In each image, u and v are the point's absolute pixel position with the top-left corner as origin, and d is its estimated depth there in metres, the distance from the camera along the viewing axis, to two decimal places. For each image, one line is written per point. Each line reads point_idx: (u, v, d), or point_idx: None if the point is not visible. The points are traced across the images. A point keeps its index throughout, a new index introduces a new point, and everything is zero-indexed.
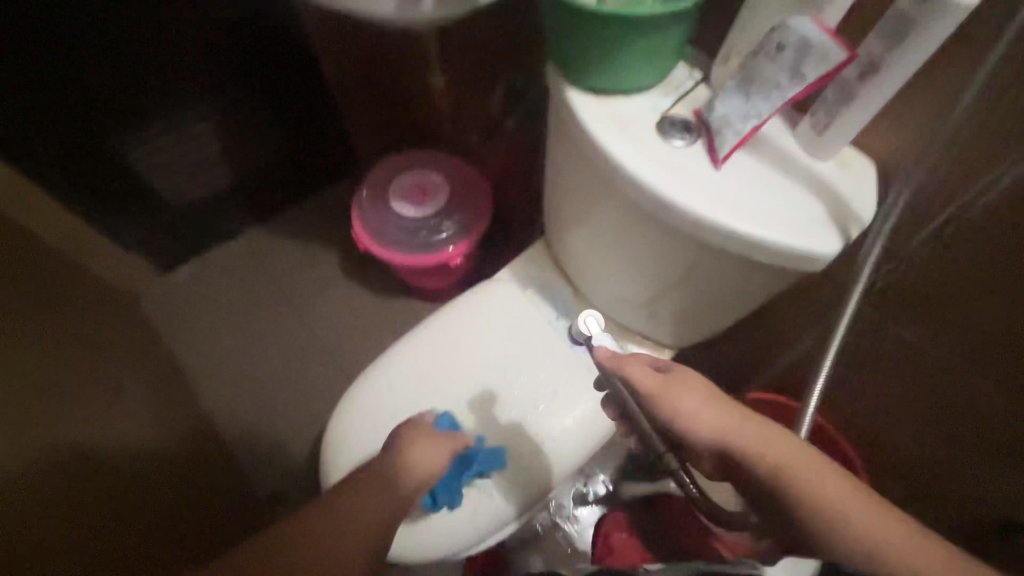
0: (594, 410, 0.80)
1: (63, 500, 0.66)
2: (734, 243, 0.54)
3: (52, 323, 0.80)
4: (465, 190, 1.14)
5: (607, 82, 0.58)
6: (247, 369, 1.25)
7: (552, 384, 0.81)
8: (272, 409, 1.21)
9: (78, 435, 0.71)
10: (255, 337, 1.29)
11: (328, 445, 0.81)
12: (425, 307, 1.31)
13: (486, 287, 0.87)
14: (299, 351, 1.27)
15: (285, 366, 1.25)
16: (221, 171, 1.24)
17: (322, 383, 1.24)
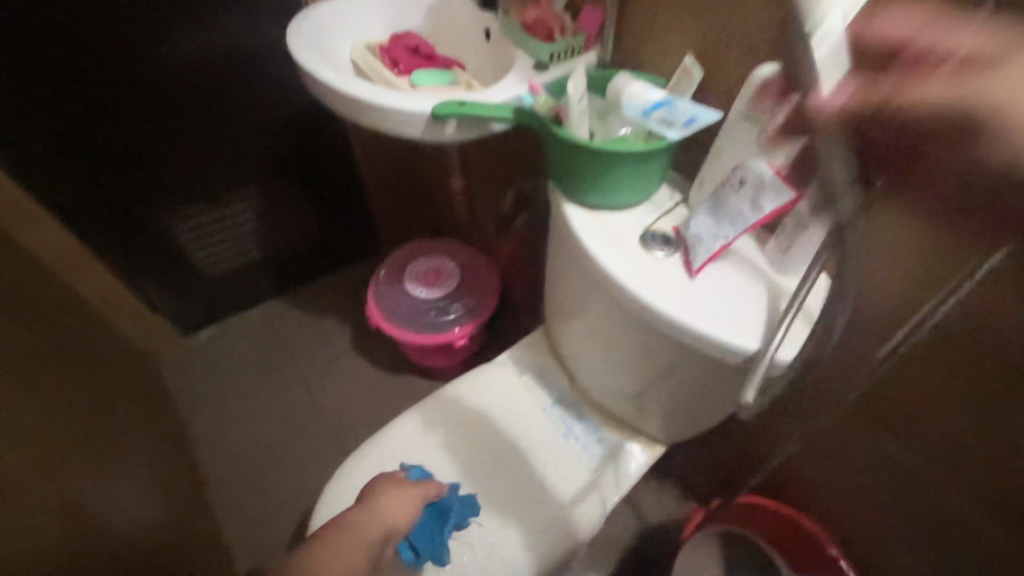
0: (583, 499, 0.81)
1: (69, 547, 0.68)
2: (709, 346, 0.59)
3: (67, 387, 0.86)
4: (475, 276, 1.22)
5: (597, 199, 0.66)
6: (249, 436, 1.28)
7: (543, 472, 0.82)
8: (266, 481, 1.22)
9: (84, 490, 0.75)
10: (262, 405, 1.33)
11: (314, 514, 0.81)
12: (427, 385, 1.35)
13: (486, 369, 0.92)
14: (301, 421, 1.30)
15: (286, 435, 1.28)
16: (254, 247, 1.34)
17: (319, 454, 1.26)
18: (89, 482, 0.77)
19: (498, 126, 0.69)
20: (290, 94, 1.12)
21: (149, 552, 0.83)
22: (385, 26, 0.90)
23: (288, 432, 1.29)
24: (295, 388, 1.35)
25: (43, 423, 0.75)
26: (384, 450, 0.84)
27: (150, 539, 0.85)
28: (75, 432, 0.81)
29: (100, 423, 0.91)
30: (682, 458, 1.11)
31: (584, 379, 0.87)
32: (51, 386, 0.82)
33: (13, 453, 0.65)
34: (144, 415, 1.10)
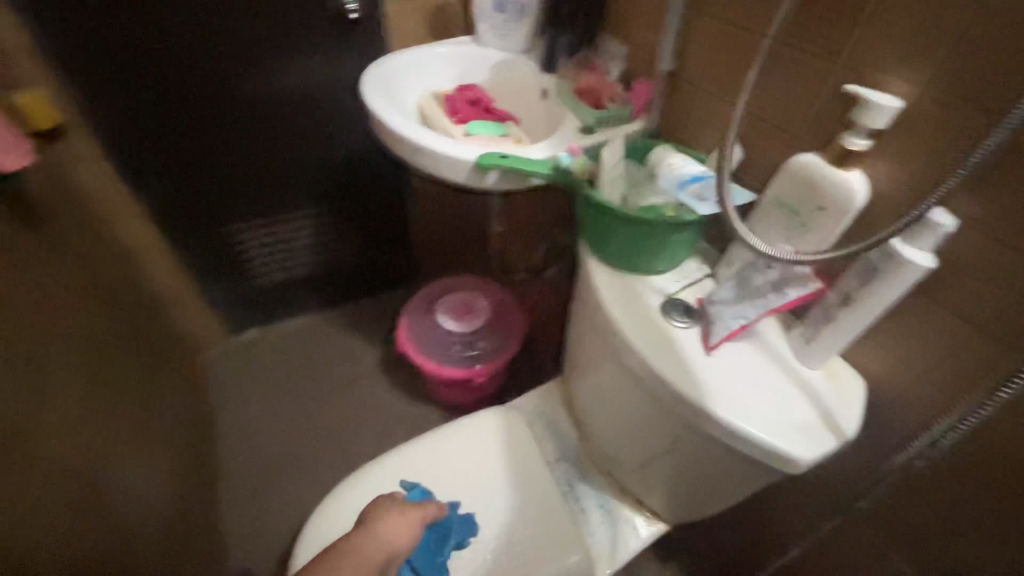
0: (572, 566, 0.77)
1: (86, 517, 0.72)
2: (717, 426, 0.56)
3: (114, 364, 0.94)
4: (505, 317, 1.25)
5: (622, 262, 0.67)
6: (267, 437, 1.33)
7: (535, 528, 0.80)
8: (274, 485, 1.25)
9: (108, 464, 0.81)
10: (285, 409, 1.38)
11: (308, 525, 0.81)
12: (443, 417, 1.36)
13: (495, 412, 0.92)
14: (317, 432, 1.34)
15: (300, 443, 1.32)
16: (307, 261, 1.44)
17: (326, 468, 1.28)
18: (114, 457, 0.83)
19: (537, 180, 0.72)
20: (362, 128, 1.22)
21: (152, 536, 0.87)
22: (454, 78, 0.98)
23: (302, 441, 1.33)
24: (318, 399, 1.40)
25: (87, 398, 0.82)
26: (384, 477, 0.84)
27: (155, 521, 0.89)
28: (111, 407, 0.88)
29: (138, 405, 0.98)
30: (688, 541, 1.04)
31: (592, 438, 0.86)
32: (99, 362, 0.90)
33: (56, 419, 0.71)
34: (178, 401, 1.18)
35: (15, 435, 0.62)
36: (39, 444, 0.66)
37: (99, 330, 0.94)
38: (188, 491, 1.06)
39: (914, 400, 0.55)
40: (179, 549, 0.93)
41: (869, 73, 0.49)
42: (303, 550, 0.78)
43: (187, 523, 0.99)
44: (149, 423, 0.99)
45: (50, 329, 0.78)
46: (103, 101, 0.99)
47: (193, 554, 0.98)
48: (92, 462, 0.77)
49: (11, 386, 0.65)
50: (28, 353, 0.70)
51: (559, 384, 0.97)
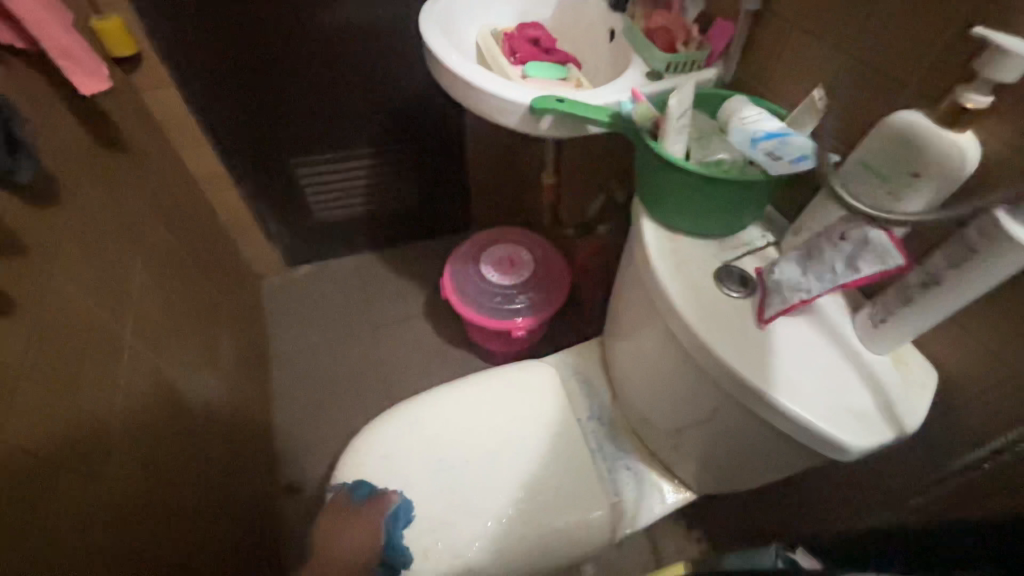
0: (594, 520, 0.79)
1: (153, 413, 0.79)
2: (761, 404, 0.53)
3: (184, 285, 1.01)
4: (550, 273, 1.24)
5: (679, 223, 0.63)
6: (317, 367, 1.41)
7: (561, 480, 0.81)
8: (321, 409, 1.34)
9: (172, 372, 0.88)
10: (335, 342, 1.46)
11: (348, 451, 0.87)
12: (482, 364, 1.39)
13: (530, 366, 0.92)
14: (361, 367, 1.41)
15: (345, 376, 1.40)
16: (360, 201, 1.46)
17: (369, 401, 1.35)
18: (178, 367, 0.90)
19: (594, 129, 0.68)
20: (419, 67, 1.19)
21: (210, 440, 0.95)
22: (515, 16, 0.92)
23: (348, 374, 1.40)
24: (364, 337, 1.46)
25: (161, 316, 0.90)
26: (419, 416, 0.88)
27: (218, 430, 0.99)
28: (182, 324, 0.96)
29: (205, 326, 1.07)
30: (716, 513, 1.03)
31: (627, 401, 0.85)
32: (173, 283, 0.98)
33: (130, 335, 0.79)
34: (240, 327, 1.27)
35: (93, 346, 0.69)
36: (115, 354, 0.74)
37: (173, 254, 1.01)
38: (243, 406, 1.14)
39: (992, 398, 0.50)
40: (233, 455, 1.02)
41: (1006, 17, 0.41)
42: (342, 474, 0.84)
43: (240, 434, 1.07)
44: (212, 345, 1.07)
45: (130, 251, 0.85)
46: (171, 30, 1.01)
47: (246, 461, 1.07)
48: (158, 368, 0.84)
49: (90, 303, 0.72)
50: (106, 273, 0.77)
51: (599, 344, 0.96)
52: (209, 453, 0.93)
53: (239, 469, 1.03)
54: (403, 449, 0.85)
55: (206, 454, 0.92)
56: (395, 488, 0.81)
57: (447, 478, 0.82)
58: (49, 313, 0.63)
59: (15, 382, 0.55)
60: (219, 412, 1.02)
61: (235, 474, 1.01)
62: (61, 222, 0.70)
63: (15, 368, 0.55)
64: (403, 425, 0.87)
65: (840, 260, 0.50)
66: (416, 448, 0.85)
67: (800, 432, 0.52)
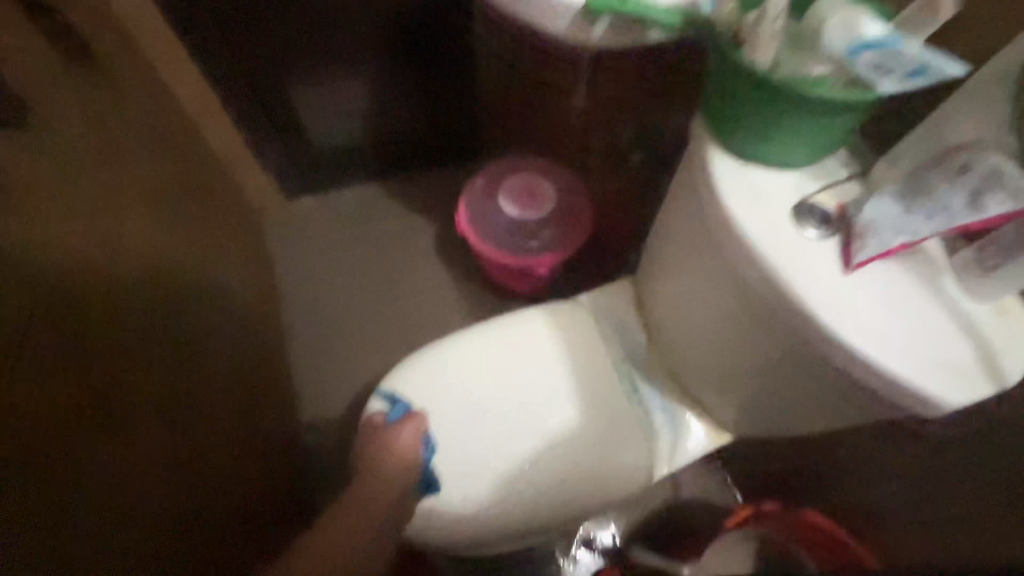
0: (631, 463, 0.78)
1: (159, 350, 0.73)
2: (845, 359, 0.49)
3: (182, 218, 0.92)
4: (572, 206, 1.15)
5: (754, 150, 0.55)
6: (328, 305, 1.36)
7: (596, 424, 0.79)
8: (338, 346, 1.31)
9: (180, 307, 0.81)
10: (345, 279, 1.39)
11: (374, 397, 0.83)
12: (499, 301, 1.35)
13: (564, 310, 0.87)
14: (374, 307, 1.36)
15: (357, 314, 1.35)
16: (364, 125, 1.32)
17: (383, 341, 1.32)
18: (185, 302, 0.84)
19: (658, 36, 0.59)
20: None
21: (223, 377, 0.90)
22: None
23: (360, 312, 1.35)
24: (373, 275, 1.39)
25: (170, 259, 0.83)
26: (449, 357, 0.84)
27: (231, 371, 0.94)
28: (186, 257, 0.88)
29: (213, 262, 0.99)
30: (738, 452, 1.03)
31: (665, 344, 0.81)
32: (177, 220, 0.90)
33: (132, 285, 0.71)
34: (244, 267, 1.20)
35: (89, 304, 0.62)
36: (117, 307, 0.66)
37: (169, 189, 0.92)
38: (255, 345, 1.10)
39: None
40: (248, 393, 0.98)
41: None
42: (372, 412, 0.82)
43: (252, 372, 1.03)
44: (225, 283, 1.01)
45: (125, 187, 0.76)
46: None
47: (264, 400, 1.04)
48: (163, 301, 0.77)
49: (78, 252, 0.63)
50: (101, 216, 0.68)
51: (632, 283, 0.90)
52: (225, 391, 0.89)
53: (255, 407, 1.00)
54: (433, 388, 0.82)
55: (221, 392, 0.88)
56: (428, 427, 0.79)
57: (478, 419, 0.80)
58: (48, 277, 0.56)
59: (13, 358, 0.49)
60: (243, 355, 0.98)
61: (252, 412, 0.98)
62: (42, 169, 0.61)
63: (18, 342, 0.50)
64: (432, 365, 0.84)
65: (956, 196, 0.44)
66: (446, 389, 0.82)
67: (888, 390, 0.48)
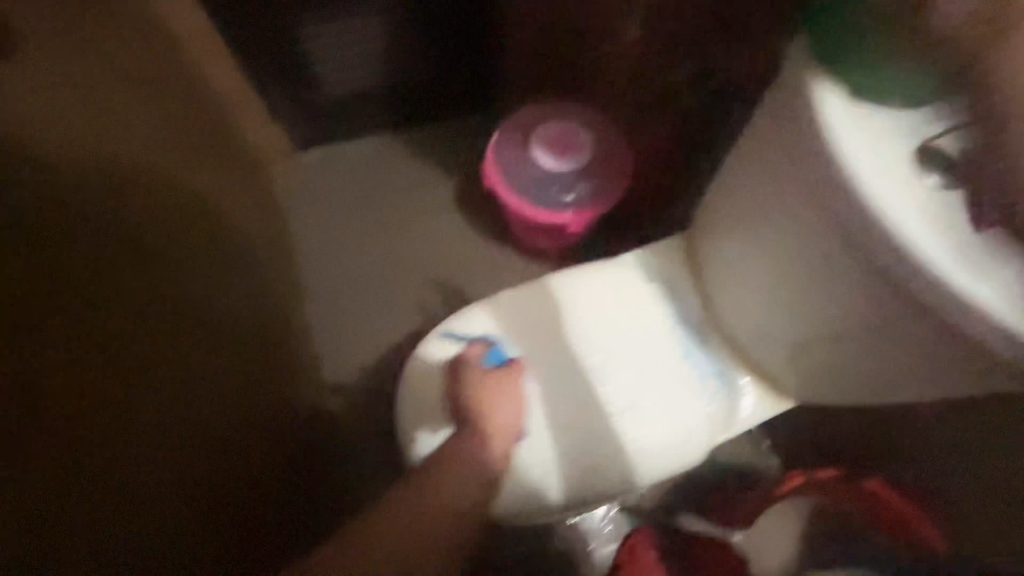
0: (690, 433, 0.76)
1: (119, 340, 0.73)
2: (973, 325, 0.44)
3: None
4: (609, 157, 1.07)
5: (871, 79, 0.46)
6: (347, 265, 1.29)
7: (654, 395, 0.76)
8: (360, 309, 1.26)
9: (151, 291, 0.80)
10: (363, 238, 1.31)
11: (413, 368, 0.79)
12: (529, 261, 1.28)
13: (629, 264, 0.82)
14: (396, 268, 1.29)
15: (380, 277, 1.28)
16: (377, 67, 1.19)
17: (407, 305, 1.27)
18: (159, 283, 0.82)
19: None
20: None
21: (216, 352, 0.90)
22: None
23: (383, 275, 1.29)
24: (395, 234, 1.31)
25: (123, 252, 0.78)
26: (513, 308, 0.81)
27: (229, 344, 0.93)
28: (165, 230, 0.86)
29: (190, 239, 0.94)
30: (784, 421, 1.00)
31: (725, 308, 0.76)
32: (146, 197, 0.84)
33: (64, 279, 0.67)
34: (257, 235, 1.16)
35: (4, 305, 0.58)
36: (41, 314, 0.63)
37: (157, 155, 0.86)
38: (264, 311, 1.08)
39: None
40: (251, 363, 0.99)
41: None
42: (433, 364, 0.79)
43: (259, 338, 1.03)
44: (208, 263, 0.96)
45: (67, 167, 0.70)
46: None
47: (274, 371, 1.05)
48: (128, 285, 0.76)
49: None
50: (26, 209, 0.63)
51: (688, 241, 0.82)
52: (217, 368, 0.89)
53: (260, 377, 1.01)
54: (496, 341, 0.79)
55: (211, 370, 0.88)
56: (495, 383, 0.76)
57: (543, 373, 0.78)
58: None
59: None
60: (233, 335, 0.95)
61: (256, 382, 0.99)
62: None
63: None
64: (493, 317, 0.80)
65: None
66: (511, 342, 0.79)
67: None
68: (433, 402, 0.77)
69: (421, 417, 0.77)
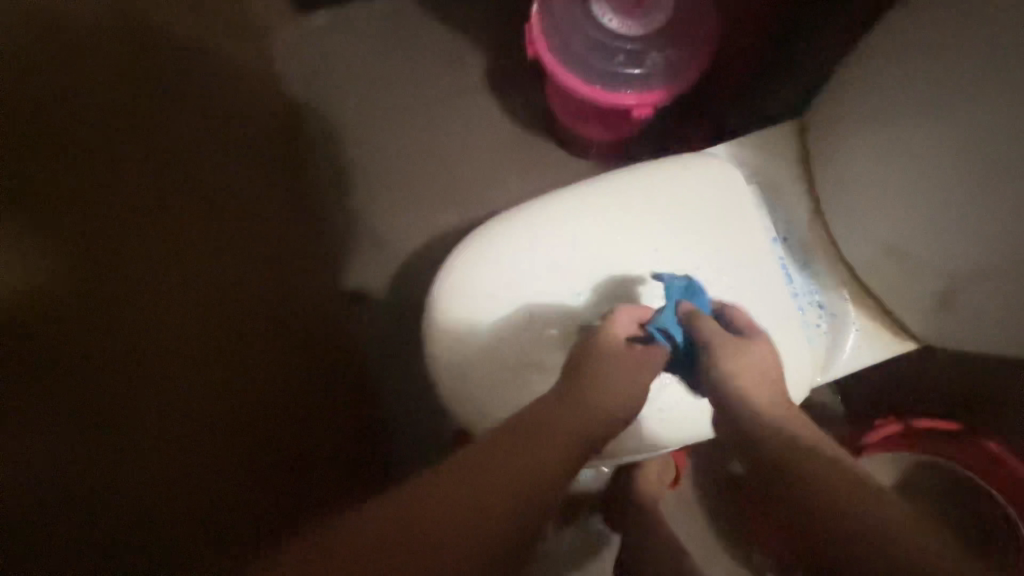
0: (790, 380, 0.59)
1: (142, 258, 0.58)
2: None
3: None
4: (687, 19, 0.83)
5: None
6: (360, 157, 1.03)
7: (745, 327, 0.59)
8: (374, 213, 1.01)
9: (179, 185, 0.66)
10: (377, 123, 1.05)
11: (442, 283, 0.62)
12: (585, 159, 1.01)
13: (714, 159, 0.63)
14: (410, 167, 1.03)
15: (389, 178, 1.02)
16: None
17: (419, 215, 1.01)
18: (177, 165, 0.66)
19: None
20: None
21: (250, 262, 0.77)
22: None
23: (392, 175, 1.02)
24: (411, 122, 1.04)
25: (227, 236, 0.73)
26: (572, 221, 0.62)
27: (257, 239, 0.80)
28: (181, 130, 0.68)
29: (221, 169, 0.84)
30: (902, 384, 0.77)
31: (852, 217, 0.58)
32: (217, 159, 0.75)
33: (180, 278, 0.62)
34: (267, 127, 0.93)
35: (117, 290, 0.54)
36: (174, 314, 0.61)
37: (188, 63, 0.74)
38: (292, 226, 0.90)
39: None
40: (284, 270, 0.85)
41: None
42: (471, 295, 0.61)
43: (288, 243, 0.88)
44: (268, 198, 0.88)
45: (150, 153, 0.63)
46: None
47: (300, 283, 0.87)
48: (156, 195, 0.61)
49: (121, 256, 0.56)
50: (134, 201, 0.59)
51: (818, 126, 0.60)
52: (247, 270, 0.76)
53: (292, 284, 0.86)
54: (552, 263, 0.61)
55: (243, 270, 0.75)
56: (568, 309, 0.61)
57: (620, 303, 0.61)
58: (34, 180, 0.47)
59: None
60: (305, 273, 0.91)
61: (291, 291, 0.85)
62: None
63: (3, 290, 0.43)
64: (547, 233, 0.62)
65: None
66: (577, 264, 0.61)
67: None
68: (491, 341, 0.60)
69: (471, 359, 0.60)
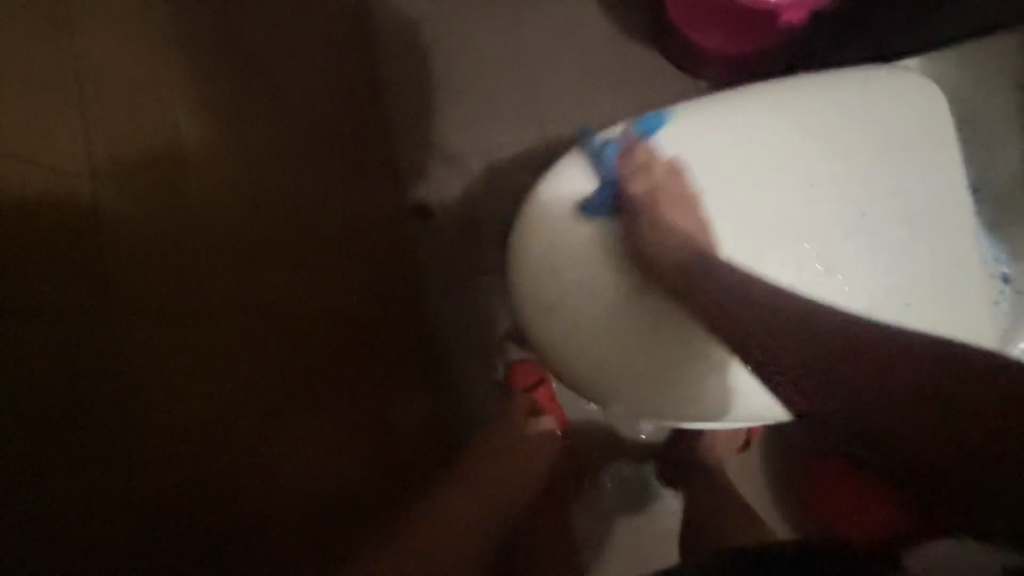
0: None
1: (247, 300, 0.52)
2: None
3: None
4: None
5: None
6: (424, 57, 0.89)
7: (908, 294, 0.49)
8: (436, 122, 0.89)
9: (325, 193, 0.69)
10: (447, 16, 0.89)
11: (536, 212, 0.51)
12: (688, 79, 0.85)
13: (905, 81, 0.50)
14: (487, 72, 0.89)
15: (459, 85, 0.89)
16: None
17: (487, 131, 0.89)
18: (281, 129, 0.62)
19: None
20: None
21: (355, 238, 0.74)
22: None
23: (463, 82, 0.89)
24: (492, 18, 0.89)
25: (313, 192, 0.67)
26: (646, 150, 0.51)
27: (365, 221, 0.77)
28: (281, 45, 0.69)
29: (286, 157, 0.62)
30: None
31: None
32: (309, 115, 0.69)
33: (321, 277, 0.65)
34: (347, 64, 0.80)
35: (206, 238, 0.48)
36: (261, 278, 0.55)
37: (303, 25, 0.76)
38: (369, 178, 0.80)
39: None
40: (377, 253, 0.78)
41: None
42: (570, 217, 0.51)
43: (381, 216, 0.81)
44: (346, 136, 0.77)
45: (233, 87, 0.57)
46: None
47: (385, 256, 0.80)
48: (284, 204, 0.61)
49: (207, 200, 0.50)
50: (217, 141, 0.52)
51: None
52: (348, 211, 0.73)
53: (380, 262, 0.79)
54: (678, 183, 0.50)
55: (344, 210, 0.72)
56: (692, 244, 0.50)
57: (762, 235, 0.50)
58: (256, 318, 0.53)
59: (27, 213, 0.34)
60: (379, 277, 0.78)
61: (381, 273, 0.78)
62: (129, 136, 0.43)
63: (83, 214, 0.37)
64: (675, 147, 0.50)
65: None
66: (704, 208, 0.51)
67: None
68: (592, 275, 0.51)
69: (566, 295, 0.50)
